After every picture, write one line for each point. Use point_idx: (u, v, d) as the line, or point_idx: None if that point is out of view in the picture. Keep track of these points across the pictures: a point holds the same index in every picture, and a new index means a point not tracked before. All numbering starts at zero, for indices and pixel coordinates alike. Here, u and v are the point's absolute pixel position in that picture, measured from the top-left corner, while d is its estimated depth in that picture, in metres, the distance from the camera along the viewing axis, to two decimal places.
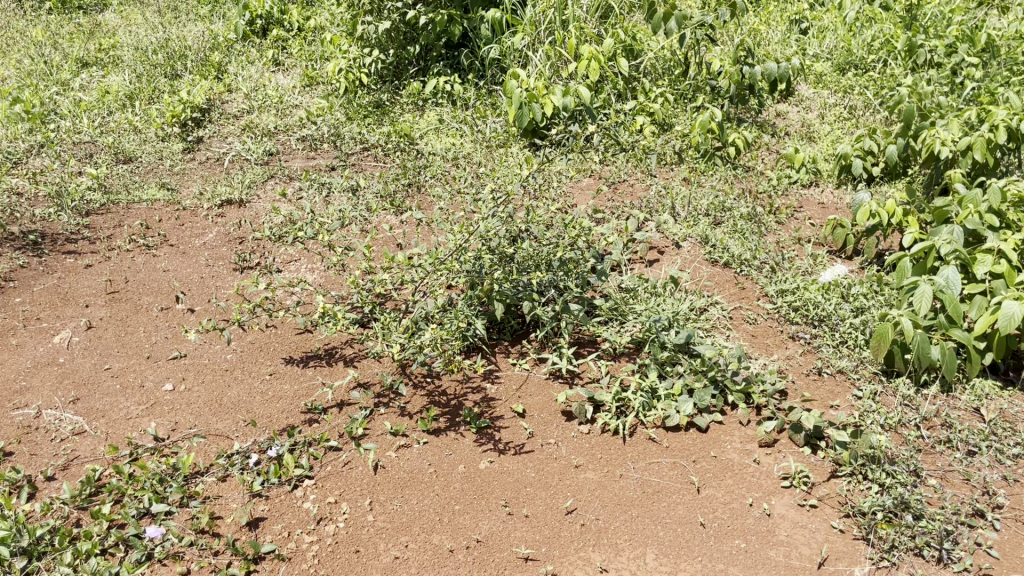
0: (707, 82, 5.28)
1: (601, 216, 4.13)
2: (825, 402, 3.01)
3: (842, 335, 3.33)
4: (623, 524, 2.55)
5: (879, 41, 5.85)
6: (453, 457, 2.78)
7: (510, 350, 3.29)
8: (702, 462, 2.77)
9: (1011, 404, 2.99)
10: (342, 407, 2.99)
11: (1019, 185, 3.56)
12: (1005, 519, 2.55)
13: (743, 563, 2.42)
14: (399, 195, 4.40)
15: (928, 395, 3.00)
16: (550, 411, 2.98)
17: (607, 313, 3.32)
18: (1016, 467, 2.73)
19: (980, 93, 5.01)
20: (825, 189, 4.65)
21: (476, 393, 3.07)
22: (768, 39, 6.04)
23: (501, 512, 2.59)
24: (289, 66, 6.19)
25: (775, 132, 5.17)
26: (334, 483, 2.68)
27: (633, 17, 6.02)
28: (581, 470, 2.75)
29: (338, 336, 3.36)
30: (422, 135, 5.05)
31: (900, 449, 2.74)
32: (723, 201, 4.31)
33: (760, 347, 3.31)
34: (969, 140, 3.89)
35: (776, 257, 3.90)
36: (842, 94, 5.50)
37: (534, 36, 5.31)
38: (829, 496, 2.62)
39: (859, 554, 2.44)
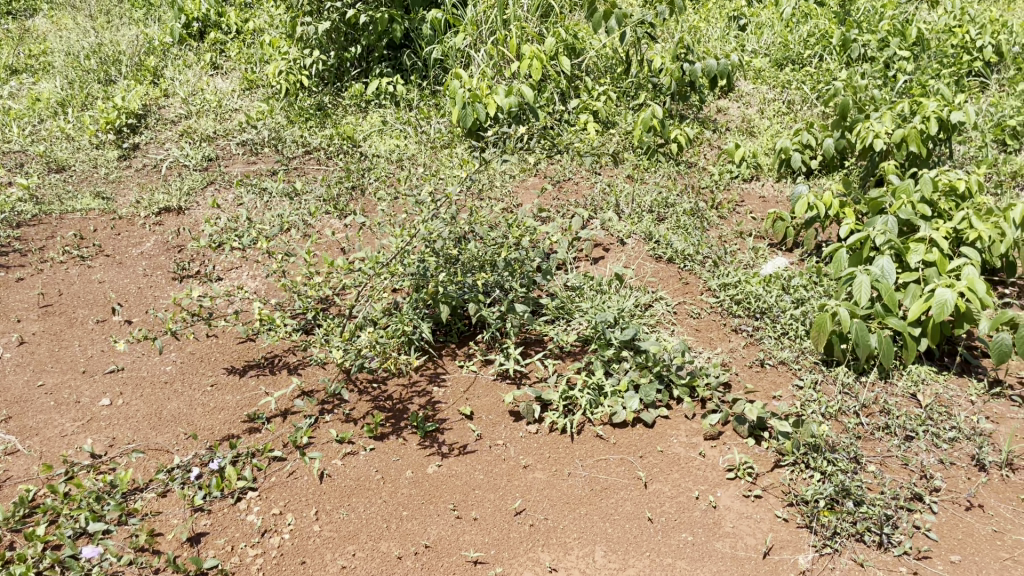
0: (648, 80, 5.32)
1: (546, 215, 4.13)
2: (768, 394, 3.05)
3: (783, 327, 3.38)
4: (572, 522, 2.55)
5: (815, 36, 5.95)
6: (401, 462, 2.76)
7: (456, 352, 3.27)
8: (649, 457, 2.79)
9: (946, 388, 3.07)
10: (286, 416, 2.94)
11: (950, 174, 3.66)
12: (942, 501, 2.61)
13: (690, 556, 2.44)
14: (343, 198, 4.35)
15: (867, 382, 3.06)
16: (498, 412, 2.97)
17: (553, 312, 3.32)
18: (952, 450, 2.80)
19: (912, 85, 5.13)
20: (766, 182, 4.72)
21: (422, 396, 3.05)
22: (708, 36, 6.12)
23: (450, 516, 2.57)
24: (228, 69, 6.08)
25: (717, 127, 5.24)
26: (279, 495, 2.63)
27: (574, 15, 6.03)
28: (529, 470, 2.74)
29: (281, 343, 3.30)
30: (365, 137, 4.99)
31: (840, 437, 2.79)
32: (667, 197, 4.35)
33: (704, 340, 3.35)
34: (903, 132, 3.98)
35: (719, 251, 3.96)
36: (780, 89, 5.59)
37: (475, 36, 5.31)
38: (772, 486, 2.66)
39: (803, 542, 2.48)
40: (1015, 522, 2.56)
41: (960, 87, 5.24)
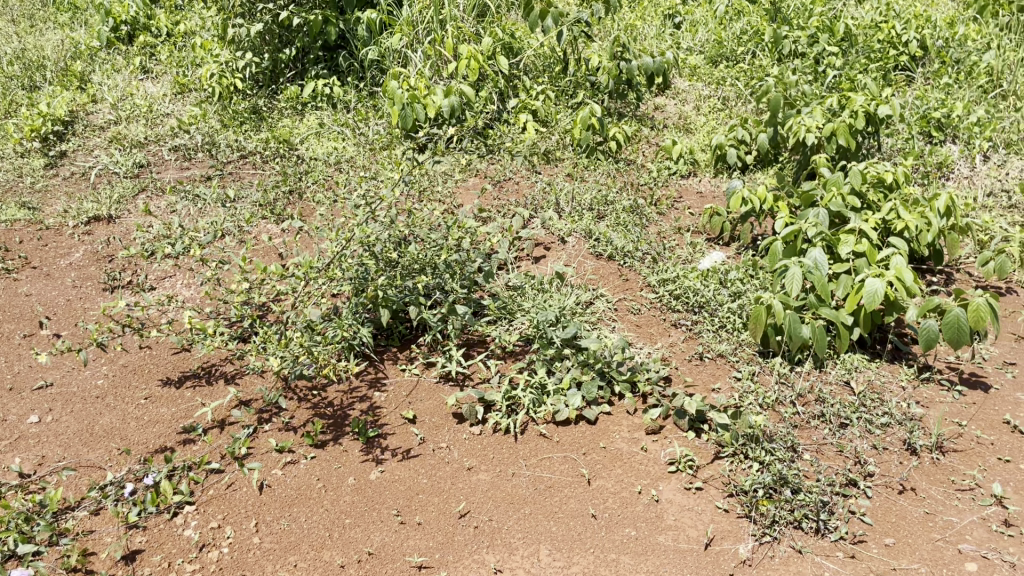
0: (586, 79, 5.36)
1: (487, 215, 4.13)
2: (707, 386, 3.10)
3: (721, 320, 3.43)
4: (517, 522, 2.55)
5: (748, 34, 6.05)
6: (342, 470, 2.72)
7: (398, 356, 3.23)
8: (592, 454, 2.80)
9: (877, 375, 3.15)
10: (223, 427, 2.88)
11: (878, 166, 3.75)
12: (876, 486, 2.68)
13: (633, 550, 2.45)
14: (279, 202, 4.29)
15: (802, 372, 3.12)
16: (441, 415, 2.95)
17: (495, 312, 3.31)
18: (885, 435, 2.87)
19: (841, 80, 5.26)
20: (703, 179, 4.79)
21: (363, 401, 3.01)
22: (644, 34, 6.19)
23: (393, 521, 2.54)
24: (159, 74, 5.93)
25: (655, 125, 5.30)
26: (217, 507, 2.58)
27: (511, 14, 6.03)
28: (473, 472, 2.73)
29: (217, 353, 3.23)
30: (302, 139, 4.92)
31: (777, 427, 2.85)
32: (606, 194, 4.38)
33: (645, 336, 3.38)
34: (833, 126, 4.08)
35: (657, 247, 4.00)
36: (715, 86, 5.68)
37: (412, 36, 5.26)
38: (712, 478, 2.69)
39: (742, 531, 2.52)
40: (945, 503, 2.64)
41: (887, 82, 5.37)
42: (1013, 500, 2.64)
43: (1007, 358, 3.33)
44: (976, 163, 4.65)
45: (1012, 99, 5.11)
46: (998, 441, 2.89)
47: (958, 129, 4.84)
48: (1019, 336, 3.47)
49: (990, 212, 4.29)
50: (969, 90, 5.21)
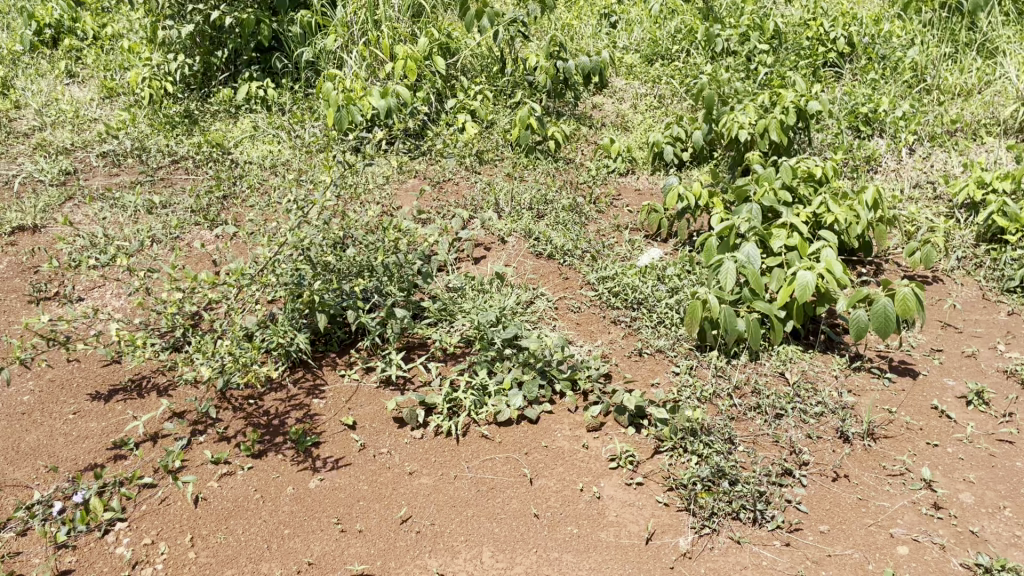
0: (524, 79, 5.36)
1: (426, 216, 4.11)
2: (646, 382, 3.13)
3: (659, 315, 3.47)
4: (459, 525, 2.54)
5: (682, 32, 6.13)
6: (281, 479, 2.67)
7: (337, 361, 3.18)
8: (534, 454, 2.80)
9: (811, 365, 3.22)
10: (156, 440, 2.81)
11: (807, 161, 3.85)
12: (811, 475, 2.74)
13: (576, 548, 2.46)
14: (213, 208, 4.20)
15: (738, 365, 3.17)
16: (382, 420, 2.92)
17: (435, 314, 3.29)
18: (819, 424, 2.93)
19: (772, 78, 5.37)
20: (641, 176, 4.84)
21: (300, 409, 2.96)
22: (580, 34, 6.22)
23: (333, 530, 2.51)
24: (85, 78, 5.76)
25: (593, 124, 5.33)
26: (150, 523, 2.52)
27: (448, 14, 6.00)
28: (415, 477, 2.71)
29: (149, 364, 3.15)
30: (236, 143, 4.83)
31: (715, 420, 2.89)
32: (545, 194, 4.39)
33: (585, 334, 3.40)
34: (764, 122, 4.15)
35: (597, 245, 4.03)
36: (651, 84, 5.74)
37: (347, 36, 5.19)
38: (652, 473, 2.72)
39: (682, 525, 2.55)
40: (878, 488, 2.70)
41: (817, 78, 5.48)
42: (942, 483, 2.73)
43: (934, 345, 3.43)
44: (902, 156, 4.78)
45: (936, 93, 5.26)
46: (927, 426, 2.98)
47: (885, 123, 4.96)
48: (945, 323, 3.59)
49: (917, 203, 4.41)
50: (894, 85, 5.35)
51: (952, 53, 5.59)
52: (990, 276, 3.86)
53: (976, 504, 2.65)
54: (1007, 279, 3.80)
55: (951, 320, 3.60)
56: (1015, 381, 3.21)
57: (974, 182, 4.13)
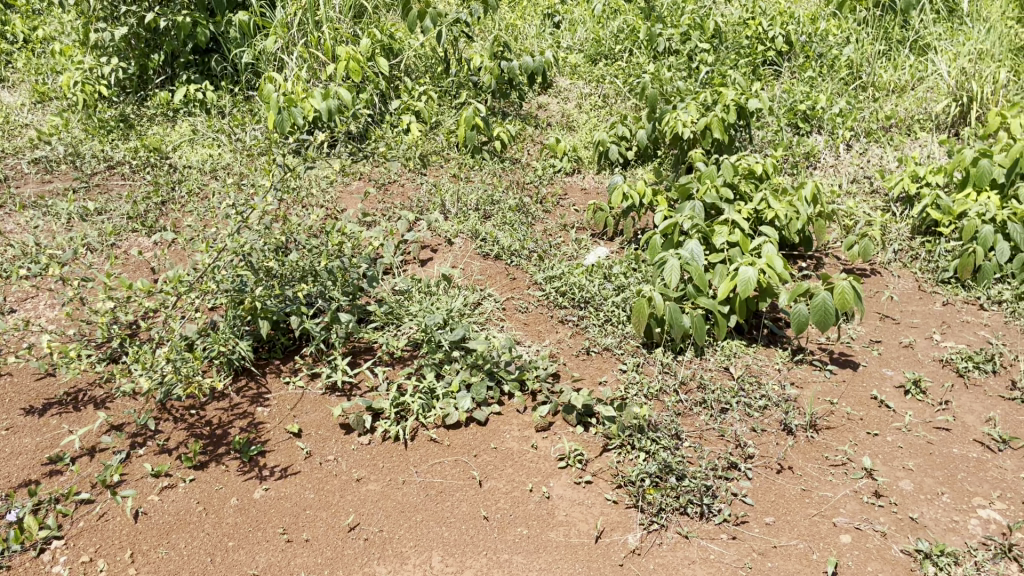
0: (469, 79, 5.35)
1: (371, 219, 4.07)
2: (594, 380, 3.15)
3: (606, 314, 3.49)
4: (408, 530, 2.52)
5: (624, 32, 6.18)
6: (224, 491, 2.62)
7: (282, 368, 3.13)
8: (483, 455, 2.79)
9: (755, 359, 3.27)
10: (93, 455, 2.73)
11: (748, 159, 3.91)
12: (756, 467, 2.78)
13: (526, 549, 2.46)
14: (151, 214, 4.11)
15: (684, 360, 3.21)
16: (328, 427, 2.88)
17: (382, 318, 3.25)
18: (763, 417, 2.98)
19: (713, 76, 5.44)
20: (587, 175, 4.86)
21: (243, 418, 2.90)
22: (525, 34, 6.23)
23: (279, 540, 2.47)
24: (15, 82, 5.58)
25: (539, 124, 5.34)
26: (89, 540, 2.44)
27: (390, 14, 5.95)
28: (363, 483, 2.67)
29: (85, 376, 3.06)
30: (175, 147, 4.73)
31: (661, 416, 2.91)
32: (492, 194, 4.38)
33: (533, 334, 3.41)
34: (706, 121, 4.21)
35: (544, 245, 4.04)
36: (595, 84, 5.77)
37: (287, 38, 5.12)
38: (601, 471, 2.73)
39: (631, 521, 2.56)
40: (821, 478, 2.76)
41: (756, 77, 5.58)
42: (882, 472, 2.79)
43: (873, 336, 3.51)
44: (840, 151, 4.90)
45: (871, 90, 5.38)
46: (867, 416, 3.05)
47: (823, 120, 5.07)
48: (883, 314, 3.67)
49: (855, 197, 4.52)
50: (831, 83, 5.46)
51: (886, 50, 5.72)
52: (925, 267, 3.97)
53: (915, 491, 2.71)
54: (941, 271, 3.91)
55: (889, 312, 3.69)
56: (951, 370, 3.30)
57: (909, 176, 4.24)
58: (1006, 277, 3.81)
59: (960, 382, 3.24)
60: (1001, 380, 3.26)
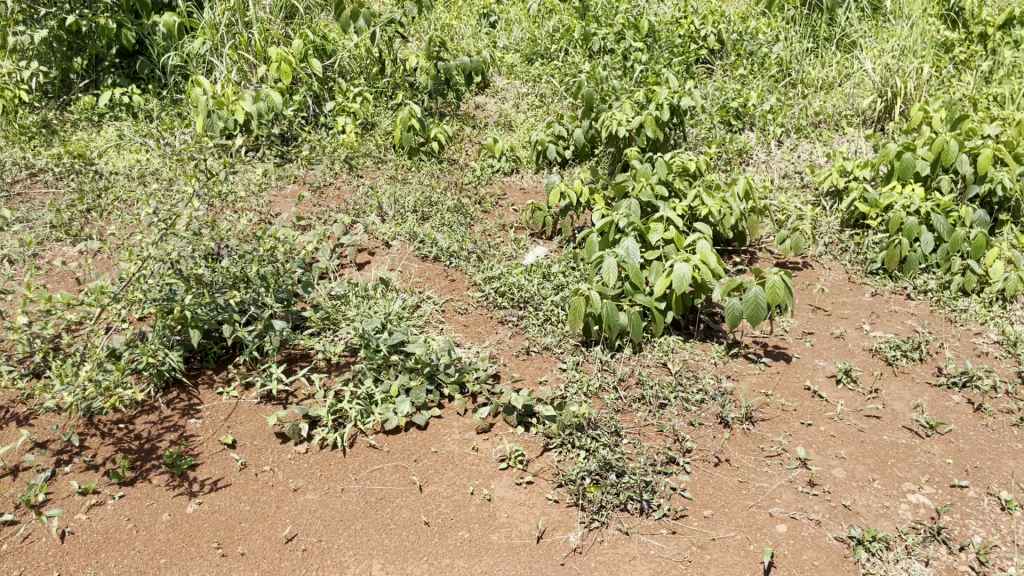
0: (404, 80, 5.31)
1: (306, 222, 4.01)
2: (533, 380, 3.15)
3: (546, 313, 3.49)
4: (347, 539, 2.48)
5: (560, 32, 6.19)
6: (155, 506, 2.55)
7: (215, 378, 3.06)
8: (423, 460, 2.77)
9: (692, 354, 3.31)
10: (16, 474, 2.63)
11: (682, 156, 3.96)
12: (694, 461, 2.81)
13: (467, 553, 2.45)
14: (76, 222, 3.98)
15: (622, 357, 3.23)
16: (263, 437, 2.82)
17: (318, 324, 3.20)
18: (701, 411, 3.02)
19: (647, 75, 5.51)
20: (525, 175, 4.86)
21: (174, 431, 2.82)
22: (460, 34, 6.20)
23: (214, 555, 2.41)
24: None
25: (476, 123, 5.33)
26: (13, 564, 2.36)
27: (322, 15, 5.87)
28: (300, 493, 2.63)
29: (7, 393, 2.94)
30: (100, 153, 4.58)
31: (601, 414, 2.93)
32: (429, 196, 4.35)
33: (473, 335, 3.39)
34: (641, 119, 4.27)
35: (483, 246, 4.03)
36: (532, 83, 5.78)
37: (215, 40, 5.00)
38: (542, 471, 2.73)
39: (572, 520, 2.57)
40: (757, 470, 2.80)
41: (689, 75, 5.64)
42: (816, 461, 2.85)
43: (805, 328, 3.59)
44: (772, 147, 5.00)
45: (800, 87, 5.50)
46: (801, 406, 3.11)
47: (754, 117, 5.17)
48: (816, 306, 3.76)
49: (786, 192, 4.61)
50: (762, 80, 5.56)
51: (814, 48, 5.85)
52: (855, 259, 4.07)
53: (847, 478, 2.78)
54: (870, 262, 4.01)
55: (821, 304, 3.78)
56: (880, 358, 3.39)
57: (837, 171, 4.34)
58: (931, 267, 3.93)
59: (889, 370, 3.33)
60: (928, 367, 3.36)
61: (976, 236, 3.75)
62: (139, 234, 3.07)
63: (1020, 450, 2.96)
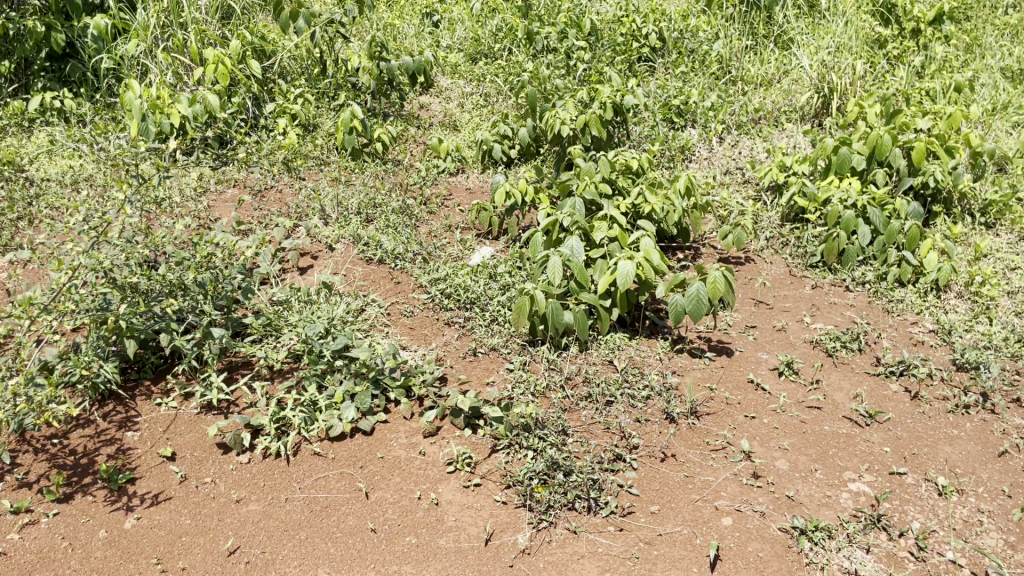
0: (346, 80, 5.25)
1: (246, 227, 3.94)
2: (480, 381, 3.14)
3: (492, 314, 3.48)
4: (292, 550, 2.44)
5: (503, 31, 6.18)
6: (91, 523, 2.48)
7: (153, 389, 2.98)
8: (369, 466, 2.73)
9: (638, 351, 3.33)
10: None
11: (625, 154, 3.98)
12: (641, 457, 2.83)
13: (415, 559, 2.43)
14: (5, 232, 3.84)
15: (569, 356, 3.24)
16: (204, 448, 2.76)
17: (260, 331, 3.14)
18: (647, 407, 3.04)
19: (590, 74, 5.54)
20: (471, 175, 4.84)
21: (111, 445, 2.75)
22: (403, 33, 6.15)
23: (154, 571, 2.35)
24: None
25: (421, 123, 5.29)
26: None
27: (260, 16, 5.77)
28: (243, 504, 2.58)
29: None
30: (31, 160, 4.43)
31: (548, 413, 2.93)
32: (373, 197, 4.31)
33: (419, 338, 3.37)
34: (585, 118, 4.28)
35: (428, 247, 4.00)
36: (476, 82, 5.77)
37: (149, 41, 4.87)
38: (490, 473, 2.72)
39: (520, 521, 2.56)
40: (702, 464, 2.83)
41: (632, 73, 5.68)
42: (760, 453, 2.89)
43: (748, 322, 3.64)
44: (713, 144, 5.06)
45: (740, 84, 5.57)
46: (745, 399, 3.15)
47: (696, 114, 5.23)
48: (758, 300, 3.82)
49: (728, 187, 4.68)
50: (702, 77, 5.63)
51: (753, 45, 5.94)
52: (795, 253, 4.14)
53: (790, 469, 2.82)
54: (810, 255, 4.08)
55: (763, 297, 3.84)
56: (820, 350, 3.46)
57: (777, 166, 4.41)
58: (869, 259, 4.02)
59: (830, 362, 3.40)
60: (867, 357, 3.44)
61: (910, 227, 3.85)
62: (69, 243, 2.98)
63: (955, 436, 3.04)
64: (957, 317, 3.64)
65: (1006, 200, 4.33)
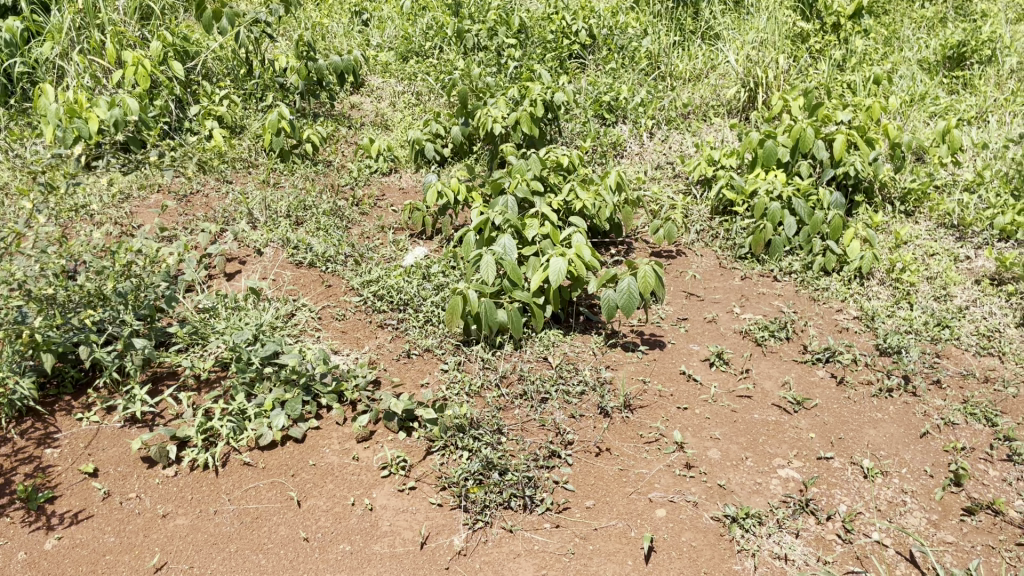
0: (274, 81, 5.15)
1: (169, 233, 3.84)
2: (414, 383, 3.12)
3: (426, 314, 3.45)
4: (221, 563, 2.38)
5: (433, 28, 6.13)
6: (9, 546, 2.38)
7: (73, 405, 2.88)
8: (301, 474, 2.69)
9: (572, 347, 3.34)
10: None
11: (555, 151, 4.00)
12: (576, 453, 2.84)
13: (349, 566, 2.40)
14: None
15: (503, 354, 3.23)
16: (128, 463, 2.67)
17: (185, 339, 3.06)
18: (581, 403, 3.05)
19: (521, 71, 5.54)
20: (404, 174, 4.80)
21: (29, 463, 2.64)
22: (331, 32, 6.06)
23: None
24: None
25: (352, 124, 5.22)
26: None
27: (182, 16, 5.62)
28: (170, 518, 2.51)
29: None
30: None
31: (483, 413, 2.92)
32: (303, 200, 4.24)
33: (351, 341, 3.33)
34: (516, 115, 4.28)
35: (360, 249, 3.95)
36: (407, 81, 5.72)
37: (65, 43, 4.71)
38: (424, 475, 2.70)
39: (456, 523, 2.55)
40: (636, 457, 2.86)
41: (563, 70, 5.70)
42: (692, 443, 2.94)
43: (680, 314, 3.69)
44: (644, 140, 5.12)
45: (669, 80, 5.64)
46: (677, 391, 3.19)
47: (626, 110, 5.28)
48: (689, 292, 3.87)
49: (659, 182, 4.74)
50: (632, 73, 5.68)
51: (681, 41, 6.01)
52: (725, 245, 4.21)
53: (722, 458, 2.87)
54: (739, 247, 4.16)
55: (694, 290, 3.89)
56: (750, 340, 3.53)
57: (706, 160, 4.48)
58: (795, 249, 4.11)
59: (759, 351, 3.47)
60: (794, 345, 3.51)
61: (833, 218, 3.95)
62: None
63: (879, 419, 3.13)
64: (879, 303, 3.74)
65: (923, 188, 4.47)
